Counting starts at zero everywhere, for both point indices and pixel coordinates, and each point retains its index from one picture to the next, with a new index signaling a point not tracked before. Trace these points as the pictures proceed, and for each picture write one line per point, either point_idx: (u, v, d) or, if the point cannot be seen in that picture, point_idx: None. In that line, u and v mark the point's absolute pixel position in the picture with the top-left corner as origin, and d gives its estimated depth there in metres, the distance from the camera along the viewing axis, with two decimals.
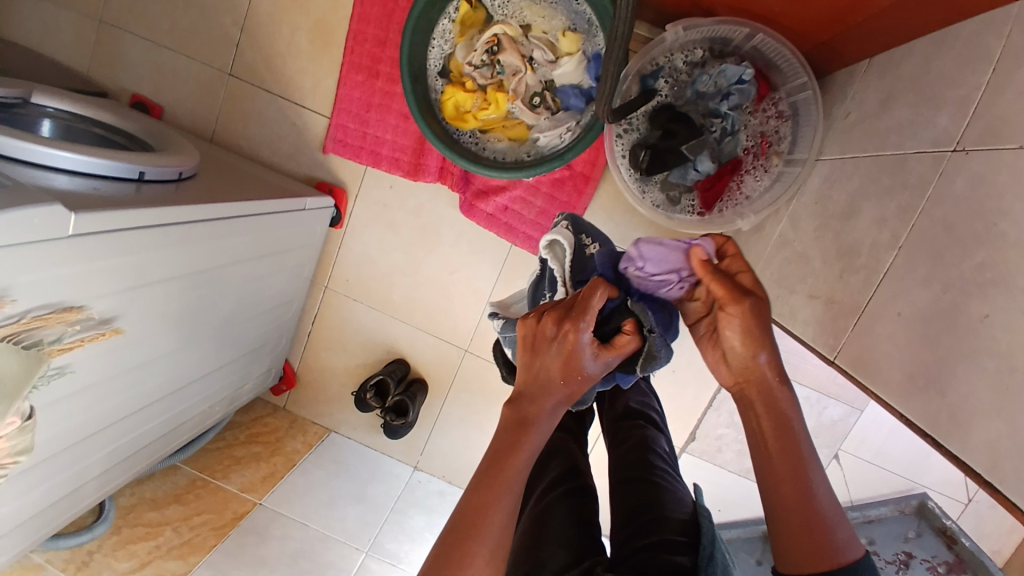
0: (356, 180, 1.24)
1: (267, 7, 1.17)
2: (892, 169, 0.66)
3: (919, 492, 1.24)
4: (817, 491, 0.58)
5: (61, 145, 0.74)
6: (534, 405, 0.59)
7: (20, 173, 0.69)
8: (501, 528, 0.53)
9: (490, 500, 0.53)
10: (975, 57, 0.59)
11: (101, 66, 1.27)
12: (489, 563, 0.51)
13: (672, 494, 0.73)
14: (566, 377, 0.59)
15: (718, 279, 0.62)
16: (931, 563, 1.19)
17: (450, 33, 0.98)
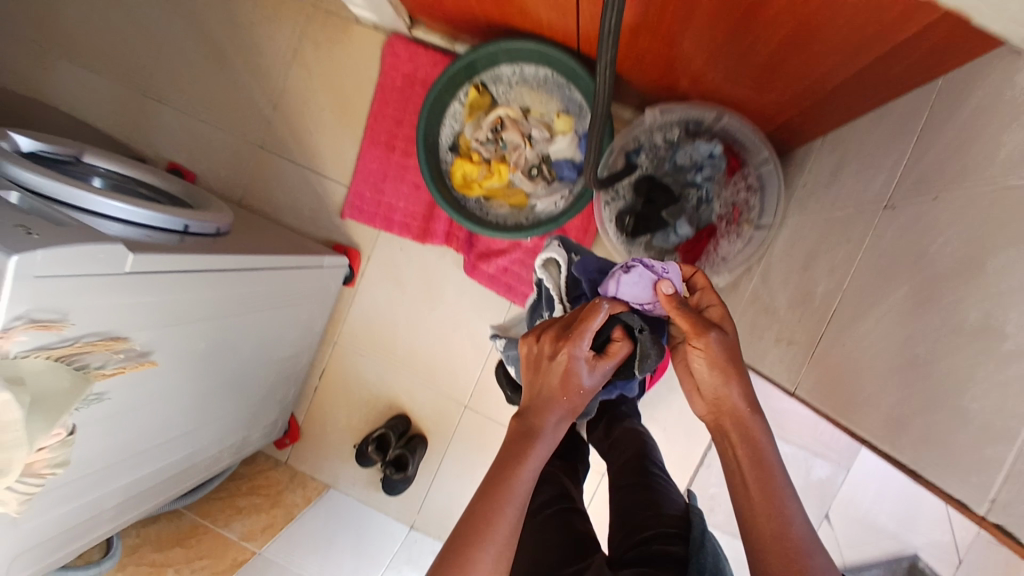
0: (370, 242, 1.35)
1: (300, 91, 1.34)
2: (839, 225, 0.77)
3: (909, 554, 1.26)
4: (794, 521, 0.56)
5: (113, 196, 0.84)
6: (538, 417, 0.66)
7: (78, 218, 0.79)
8: (502, 539, 0.56)
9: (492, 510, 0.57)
10: (897, 134, 0.71)
11: (143, 137, 1.41)
12: (492, 565, 0.55)
13: (663, 495, 0.77)
14: (565, 391, 0.67)
15: (681, 315, 0.69)
16: None
17: (460, 114, 1.13)
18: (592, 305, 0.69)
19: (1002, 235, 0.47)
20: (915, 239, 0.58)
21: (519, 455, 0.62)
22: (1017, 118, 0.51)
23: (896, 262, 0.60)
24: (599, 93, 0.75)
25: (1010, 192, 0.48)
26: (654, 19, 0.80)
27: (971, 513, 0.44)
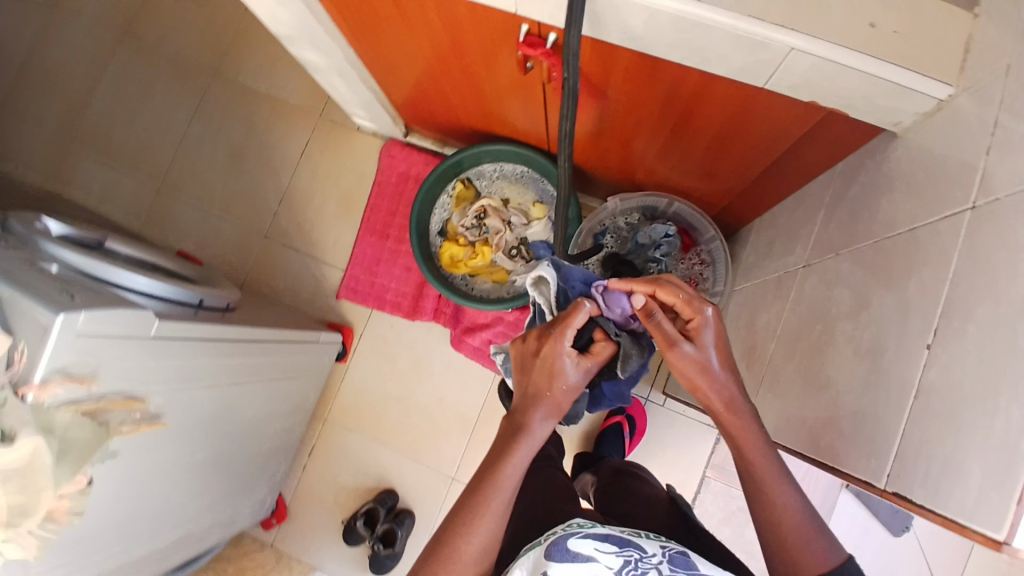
0: (362, 320, 1.45)
1: (304, 187, 1.50)
2: (774, 287, 0.90)
3: None
4: (787, 505, 0.65)
5: (139, 271, 0.94)
6: (524, 415, 0.70)
7: (107, 287, 0.89)
8: (489, 528, 0.64)
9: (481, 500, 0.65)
10: (809, 211, 0.87)
11: (154, 228, 1.54)
12: (479, 547, 0.64)
13: (646, 484, 0.98)
14: (550, 388, 0.71)
15: (654, 329, 0.73)
16: None
17: (448, 204, 1.28)
18: (575, 305, 0.74)
19: (881, 277, 0.60)
20: (826, 289, 0.71)
21: (507, 450, 0.68)
22: (887, 191, 0.66)
23: (814, 309, 0.72)
24: (562, 180, 0.87)
25: (884, 245, 0.62)
26: (610, 127, 0.98)
27: (873, 488, 0.51)
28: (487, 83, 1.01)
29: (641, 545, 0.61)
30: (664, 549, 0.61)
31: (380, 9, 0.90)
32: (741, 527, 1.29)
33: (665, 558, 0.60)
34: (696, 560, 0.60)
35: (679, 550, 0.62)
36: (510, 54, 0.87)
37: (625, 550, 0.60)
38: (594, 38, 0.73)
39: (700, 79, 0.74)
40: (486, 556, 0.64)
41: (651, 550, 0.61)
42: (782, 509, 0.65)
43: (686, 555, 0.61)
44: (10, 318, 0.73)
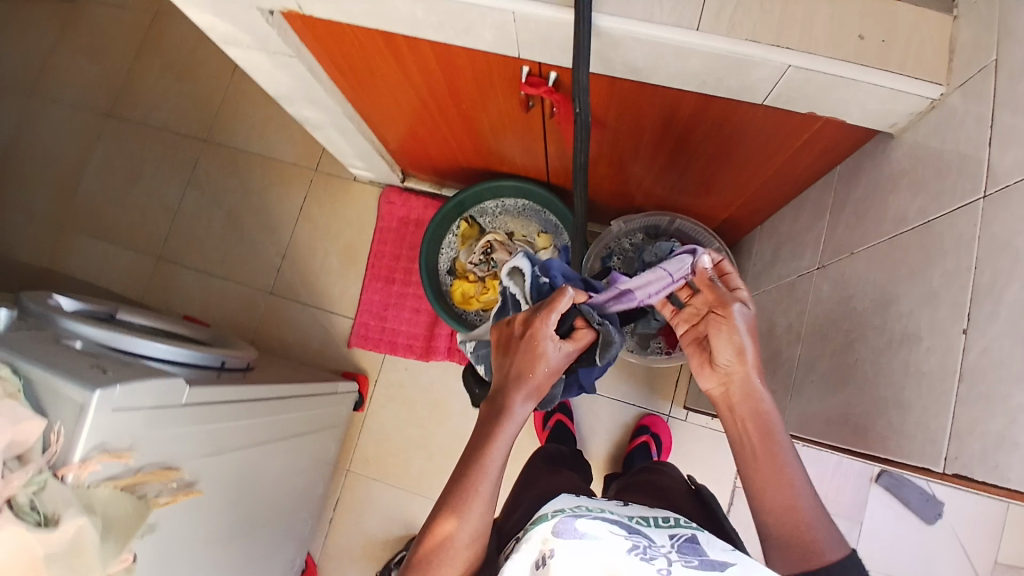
0: (376, 366, 1.45)
1: (306, 240, 1.52)
2: (789, 291, 0.93)
3: None
4: (800, 493, 0.69)
5: (158, 338, 0.94)
6: (504, 400, 0.69)
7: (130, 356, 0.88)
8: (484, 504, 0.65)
9: (475, 477, 0.65)
10: (813, 214, 0.90)
11: (158, 295, 1.54)
12: (469, 537, 0.64)
13: (669, 471, 0.97)
14: (531, 371, 0.70)
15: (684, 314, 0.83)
16: None
17: (455, 243, 1.30)
18: (560, 290, 0.73)
19: (901, 271, 0.63)
20: (845, 288, 0.74)
21: (492, 428, 0.68)
22: (892, 189, 0.69)
23: (836, 309, 0.75)
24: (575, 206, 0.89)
25: (898, 240, 0.65)
26: (609, 153, 1.01)
27: (934, 475, 0.53)
28: (486, 124, 1.04)
29: (649, 535, 0.60)
30: (672, 539, 0.60)
31: (380, 63, 0.93)
32: None
33: (674, 548, 0.58)
34: (706, 548, 0.58)
35: (688, 538, 0.61)
36: (511, 94, 0.90)
37: (634, 536, 0.58)
38: (603, 75, 0.76)
39: (698, 103, 0.78)
40: (479, 538, 0.65)
41: (660, 541, 0.59)
42: (785, 495, 0.69)
43: (695, 544, 0.59)
44: (47, 398, 0.73)
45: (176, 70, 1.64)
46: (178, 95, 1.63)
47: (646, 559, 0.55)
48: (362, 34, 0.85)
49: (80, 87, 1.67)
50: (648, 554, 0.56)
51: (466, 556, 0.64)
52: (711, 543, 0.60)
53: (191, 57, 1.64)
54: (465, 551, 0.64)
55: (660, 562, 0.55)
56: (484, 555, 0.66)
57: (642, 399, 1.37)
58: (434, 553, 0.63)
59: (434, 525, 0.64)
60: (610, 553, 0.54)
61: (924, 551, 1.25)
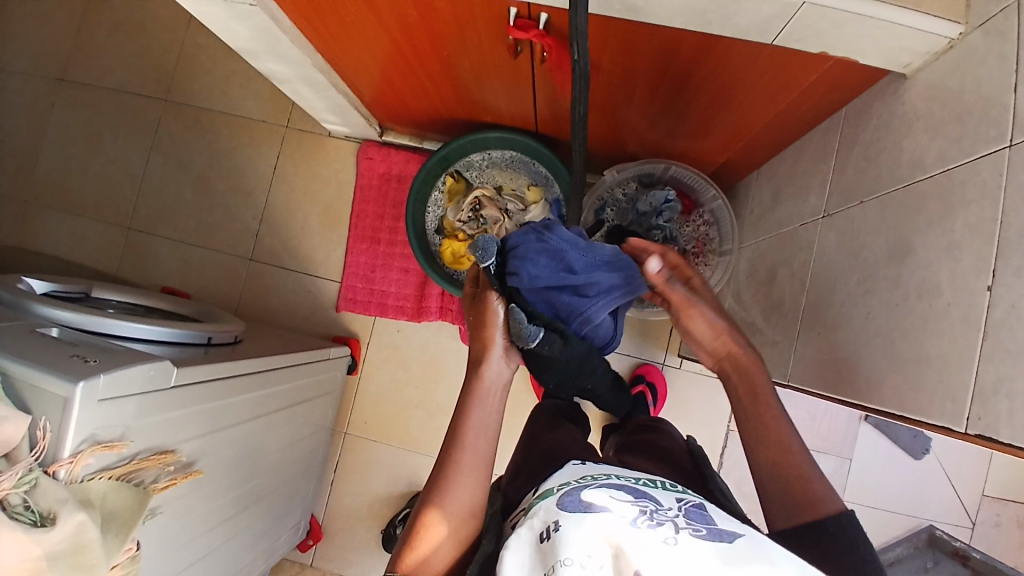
0: (367, 330, 1.43)
1: (284, 202, 1.45)
2: (791, 239, 0.91)
3: (926, 526, 1.30)
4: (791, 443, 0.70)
5: (137, 319, 0.90)
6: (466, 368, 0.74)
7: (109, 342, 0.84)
8: (472, 476, 0.66)
9: (457, 452, 0.67)
10: (817, 160, 0.87)
11: (134, 267, 1.49)
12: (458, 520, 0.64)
13: (668, 433, 0.96)
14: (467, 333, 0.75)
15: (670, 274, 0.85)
16: None
17: (441, 201, 1.25)
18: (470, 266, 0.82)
19: (918, 222, 0.61)
20: (853, 238, 0.72)
21: (462, 402, 0.70)
22: (905, 133, 0.66)
23: (845, 259, 0.73)
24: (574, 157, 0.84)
25: (914, 189, 0.62)
26: (602, 100, 0.96)
27: (955, 433, 0.52)
28: (469, 71, 0.97)
29: (656, 498, 0.58)
30: (679, 502, 0.58)
31: (352, 9, 0.85)
32: None
33: (681, 512, 0.56)
34: (713, 515, 0.57)
35: (694, 503, 0.59)
36: (497, 39, 0.84)
37: (640, 501, 0.56)
38: (599, 15, 0.71)
39: (701, 44, 0.73)
40: (472, 515, 0.65)
41: (666, 504, 0.57)
42: (779, 446, 0.70)
43: (702, 510, 0.58)
44: (29, 394, 0.70)
45: (127, 25, 1.52)
46: (133, 53, 1.52)
47: (651, 526, 0.52)
48: None
49: (27, 50, 1.56)
50: (655, 520, 0.53)
51: (460, 534, 0.64)
52: (715, 512, 0.59)
53: (142, 10, 1.52)
54: (457, 528, 0.64)
55: (666, 530, 0.51)
56: (481, 533, 0.66)
57: (637, 349, 1.37)
58: (424, 534, 0.63)
59: (424, 510, 0.65)
60: (612, 521, 0.52)
61: (917, 486, 1.30)
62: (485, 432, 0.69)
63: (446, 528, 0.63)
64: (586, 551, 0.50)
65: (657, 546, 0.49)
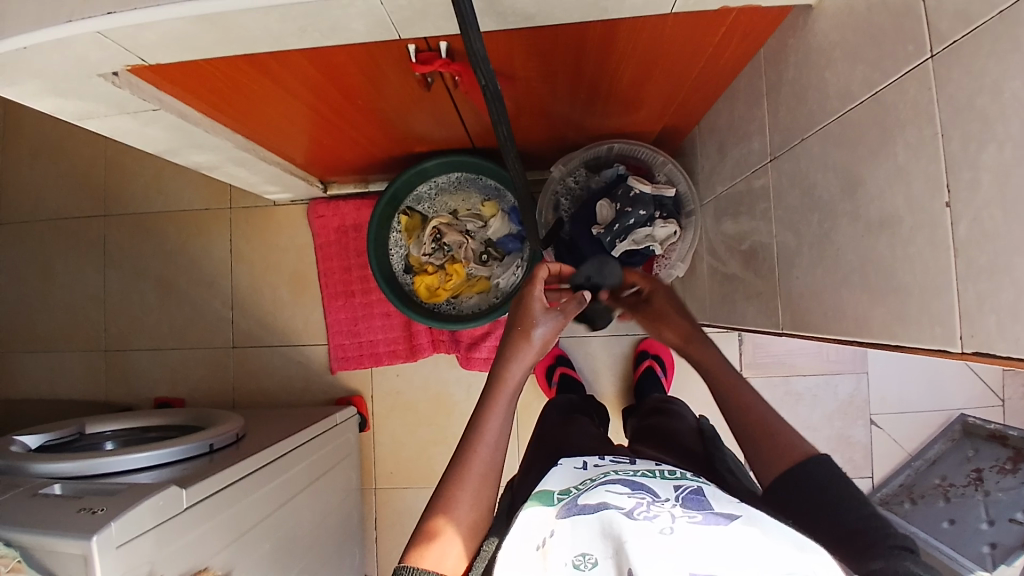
0: (367, 383, 1.42)
1: (249, 282, 1.43)
2: (749, 186, 0.90)
3: (957, 416, 1.31)
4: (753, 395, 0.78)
5: (137, 448, 0.89)
6: (502, 372, 0.74)
7: (113, 481, 0.84)
8: (476, 490, 0.68)
9: (465, 461, 0.69)
10: (752, 103, 0.86)
11: (121, 387, 1.47)
12: (463, 533, 0.66)
13: (678, 414, 0.96)
14: (526, 345, 0.75)
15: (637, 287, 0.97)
16: (999, 465, 1.24)
17: (401, 239, 1.23)
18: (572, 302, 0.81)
19: (862, 151, 0.60)
20: (806, 178, 0.71)
21: (486, 404, 0.73)
22: (827, 64, 0.65)
23: (804, 201, 0.73)
24: (512, 165, 0.83)
25: (851, 118, 0.61)
26: (528, 102, 0.94)
27: (951, 354, 0.51)
28: (389, 111, 0.95)
29: (653, 490, 0.58)
30: (677, 491, 0.58)
31: (253, 86, 0.83)
32: (796, 407, 1.33)
33: (679, 501, 0.56)
34: (711, 501, 0.56)
35: (693, 489, 0.59)
36: (405, 76, 0.82)
37: (637, 493, 0.56)
38: (498, 30, 0.69)
39: (607, 27, 0.71)
40: (476, 526, 0.67)
41: (664, 495, 0.57)
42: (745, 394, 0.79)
43: (700, 495, 0.57)
44: (48, 560, 0.69)
45: (48, 151, 1.50)
46: (59, 177, 1.49)
47: (648, 518, 0.52)
48: (223, 65, 0.76)
49: None
50: (651, 511, 0.53)
51: (467, 547, 0.65)
52: (715, 496, 0.58)
53: (58, 133, 1.49)
54: (464, 544, 0.65)
55: (663, 520, 0.52)
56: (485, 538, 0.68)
57: (632, 326, 1.37)
58: (431, 544, 0.64)
59: (429, 525, 0.65)
60: (611, 517, 0.53)
61: (933, 379, 1.32)
62: (492, 438, 0.71)
63: (448, 548, 0.64)
64: (582, 552, 0.53)
65: (652, 537, 0.50)
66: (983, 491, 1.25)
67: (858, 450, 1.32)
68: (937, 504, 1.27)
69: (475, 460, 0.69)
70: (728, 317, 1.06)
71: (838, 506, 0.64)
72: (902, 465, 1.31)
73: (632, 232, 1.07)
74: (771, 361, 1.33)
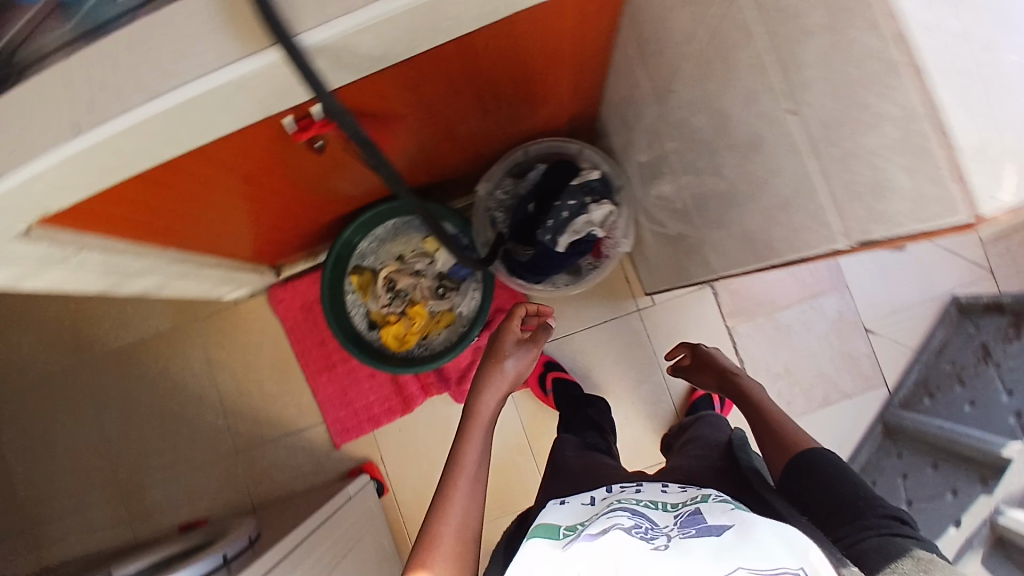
0: (373, 446, 1.41)
1: (234, 385, 1.44)
2: (656, 146, 0.91)
3: (948, 300, 1.30)
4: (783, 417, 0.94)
5: None
6: (478, 399, 0.93)
7: None
8: (464, 515, 0.80)
9: (452, 484, 0.83)
10: (629, 67, 0.87)
11: (143, 525, 1.47)
12: (454, 552, 0.76)
13: (711, 428, 1.06)
14: (496, 373, 0.97)
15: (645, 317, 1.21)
16: (1005, 333, 1.17)
17: (357, 298, 1.21)
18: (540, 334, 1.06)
19: (721, 82, 0.60)
20: (690, 123, 0.72)
21: (466, 430, 0.90)
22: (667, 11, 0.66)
23: (697, 144, 0.73)
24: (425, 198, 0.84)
25: (701, 54, 0.62)
26: (434, 127, 0.95)
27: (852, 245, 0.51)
28: (307, 177, 0.96)
29: (654, 519, 0.67)
30: (676, 518, 0.67)
31: (175, 188, 0.83)
32: (790, 339, 1.32)
33: (677, 525, 0.65)
34: (706, 517, 0.64)
35: (689, 513, 0.67)
36: (295, 145, 0.82)
37: (639, 519, 0.65)
38: (361, 79, 0.69)
39: (458, 45, 0.72)
40: (462, 550, 0.77)
41: (664, 522, 0.66)
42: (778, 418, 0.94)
43: (697, 514, 0.66)
44: None
45: (12, 321, 1.53)
46: (29, 342, 1.52)
47: (648, 538, 0.61)
48: (134, 180, 0.76)
49: None
50: (650, 533, 0.62)
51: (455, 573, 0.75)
52: (711, 509, 0.67)
53: (17, 301, 1.52)
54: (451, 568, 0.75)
55: (659, 540, 0.61)
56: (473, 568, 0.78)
57: (609, 312, 1.37)
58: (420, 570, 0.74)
59: (424, 545, 0.76)
60: (613, 537, 0.59)
61: (913, 271, 1.31)
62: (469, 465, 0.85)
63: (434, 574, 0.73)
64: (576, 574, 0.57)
65: (648, 554, 0.57)
66: (995, 363, 1.16)
67: (863, 362, 1.31)
68: (956, 390, 1.20)
69: (459, 491, 0.82)
70: (685, 274, 1.06)
71: (840, 496, 0.78)
72: (912, 363, 1.29)
73: (569, 224, 1.08)
74: (752, 303, 1.33)
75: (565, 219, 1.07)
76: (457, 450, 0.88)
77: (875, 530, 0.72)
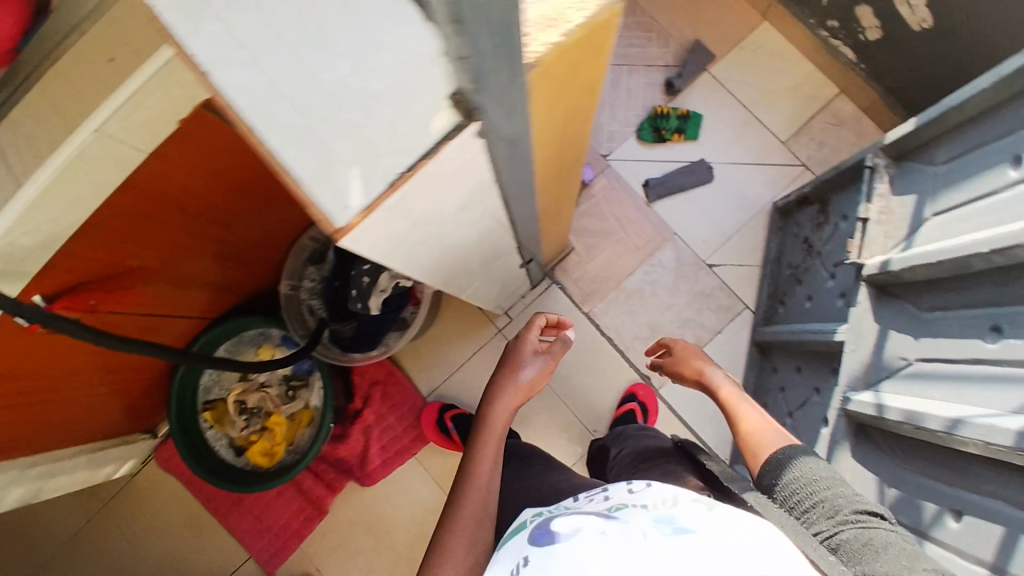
0: (305, 562, 1.36)
1: (156, 557, 1.41)
2: None
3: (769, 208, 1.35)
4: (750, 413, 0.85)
5: None
6: (489, 413, 0.79)
7: None
8: (463, 557, 0.65)
9: (450, 530, 0.67)
10: None
11: None
12: None
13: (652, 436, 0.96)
14: (511, 388, 0.82)
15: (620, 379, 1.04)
16: (818, 222, 1.14)
17: (215, 432, 1.19)
18: (562, 341, 0.90)
19: None
20: None
21: (474, 462, 0.74)
22: None
23: None
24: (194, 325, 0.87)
25: None
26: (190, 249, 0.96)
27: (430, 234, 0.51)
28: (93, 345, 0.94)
29: (625, 514, 0.52)
30: (658, 497, 0.54)
31: None
32: (645, 301, 1.35)
33: (654, 503, 0.53)
34: (678, 505, 0.52)
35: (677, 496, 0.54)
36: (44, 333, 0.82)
37: (609, 517, 0.52)
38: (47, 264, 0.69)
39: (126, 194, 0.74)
40: None
41: (646, 500, 0.55)
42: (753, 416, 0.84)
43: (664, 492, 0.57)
44: None
45: None
46: None
47: (616, 519, 0.51)
48: None
49: None
50: (624, 515, 0.52)
51: None
52: None
53: None
54: None
55: (636, 525, 0.49)
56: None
57: (474, 343, 1.37)
58: None
59: None
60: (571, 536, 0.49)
61: (727, 196, 1.36)
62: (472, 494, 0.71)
63: None
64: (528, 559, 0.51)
65: (612, 543, 0.48)
66: (817, 254, 1.12)
67: (720, 295, 1.34)
68: (797, 292, 1.17)
69: (454, 530, 0.68)
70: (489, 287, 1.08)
71: (817, 496, 0.67)
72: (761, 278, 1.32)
73: (372, 290, 1.05)
74: (598, 283, 1.36)
75: (367, 287, 1.06)
76: (458, 494, 0.72)
77: (861, 530, 0.61)
